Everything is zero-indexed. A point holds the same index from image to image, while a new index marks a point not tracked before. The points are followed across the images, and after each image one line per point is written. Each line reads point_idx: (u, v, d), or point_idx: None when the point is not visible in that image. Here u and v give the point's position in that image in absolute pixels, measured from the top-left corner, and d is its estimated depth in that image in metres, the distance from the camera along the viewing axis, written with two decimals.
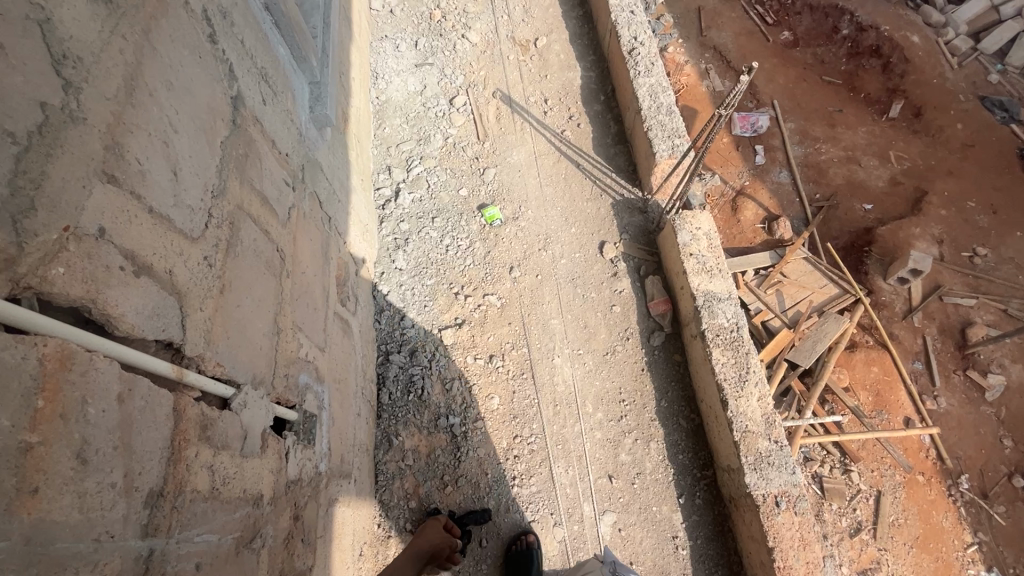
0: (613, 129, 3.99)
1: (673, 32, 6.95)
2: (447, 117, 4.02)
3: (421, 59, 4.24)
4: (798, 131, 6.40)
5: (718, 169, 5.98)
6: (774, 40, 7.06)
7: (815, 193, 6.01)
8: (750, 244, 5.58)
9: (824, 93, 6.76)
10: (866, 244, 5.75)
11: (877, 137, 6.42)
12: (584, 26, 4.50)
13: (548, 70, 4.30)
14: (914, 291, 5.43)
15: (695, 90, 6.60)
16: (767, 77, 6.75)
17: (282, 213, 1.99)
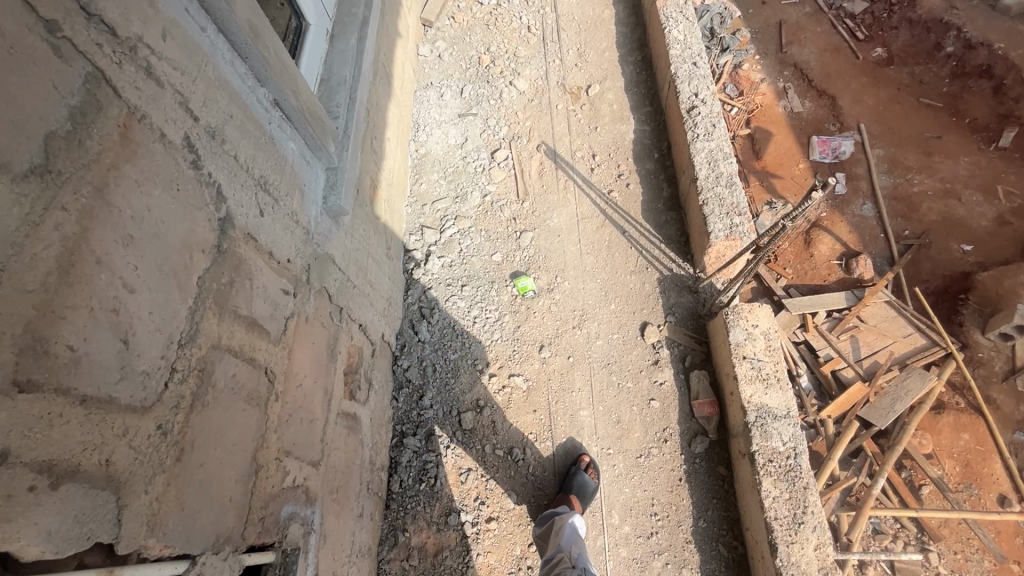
0: (665, 192, 3.62)
1: (749, 47, 6.48)
2: (486, 173, 3.81)
3: (465, 108, 4.06)
4: (886, 159, 5.81)
5: (792, 197, 5.58)
6: (865, 57, 6.40)
7: (904, 229, 5.43)
8: (824, 282, 5.13)
9: (921, 117, 6.05)
10: (962, 290, 5.15)
11: (982, 168, 5.73)
12: (642, 74, 4.15)
13: (599, 121, 4.00)
14: (1019, 350, 4.76)
15: (771, 110, 6.09)
16: (853, 98, 6.17)
17: (275, 330, 1.84)
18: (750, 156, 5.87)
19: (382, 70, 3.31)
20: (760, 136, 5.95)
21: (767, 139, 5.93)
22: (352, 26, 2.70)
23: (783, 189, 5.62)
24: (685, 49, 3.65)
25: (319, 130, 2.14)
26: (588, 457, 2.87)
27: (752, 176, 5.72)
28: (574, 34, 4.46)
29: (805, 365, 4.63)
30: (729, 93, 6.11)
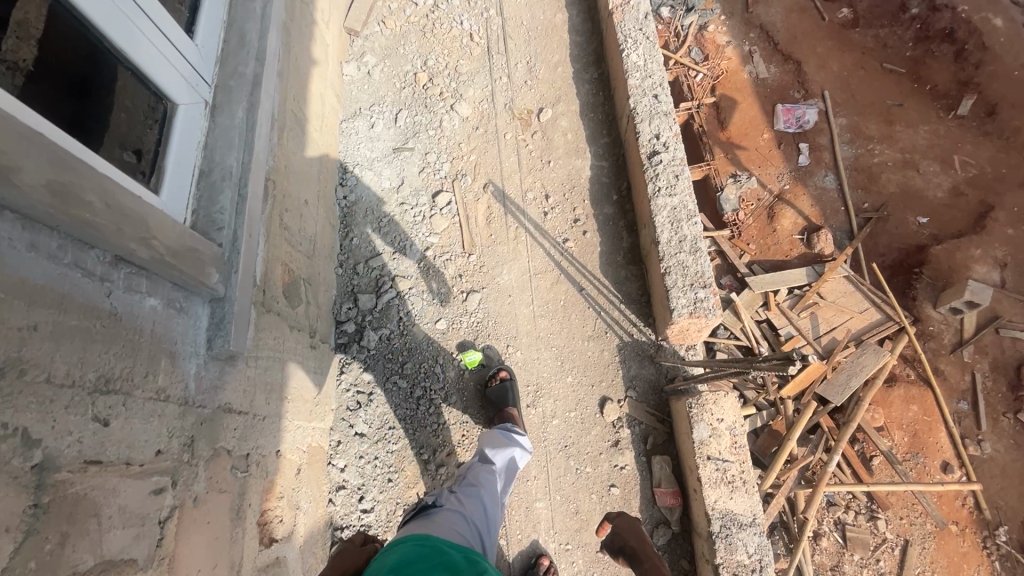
0: (625, 242, 3.30)
1: (715, 6, 5.99)
2: (426, 221, 3.38)
3: (400, 141, 3.58)
4: (849, 127, 5.63)
5: (755, 169, 5.39)
6: (831, 19, 6.07)
7: (864, 201, 5.36)
8: (785, 258, 5.10)
9: (883, 83, 5.87)
10: (917, 264, 5.18)
11: (940, 138, 5.63)
12: (599, 96, 3.71)
13: (552, 154, 3.58)
14: (967, 323, 4.89)
15: (736, 76, 5.74)
16: (818, 64, 5.88)
17: (145, 551, 1.47)
18: (714, 126, 5.57)
19: (291, 95, 2.78)
20: (725, 105, 5.61)
21: (732, 108, 5.60)
22: (237, 92, 2.19)
23: (748, 161, 5.42)
24: (645, 78, 3.23)
25: (193, 270, 1.71)
26: (549, 556, 2.70)
27: (717, 148, 5.43)
28: (523, 44, 3.95)
29: (767, 343, 4.61)
30: (693, 58, 5.69)
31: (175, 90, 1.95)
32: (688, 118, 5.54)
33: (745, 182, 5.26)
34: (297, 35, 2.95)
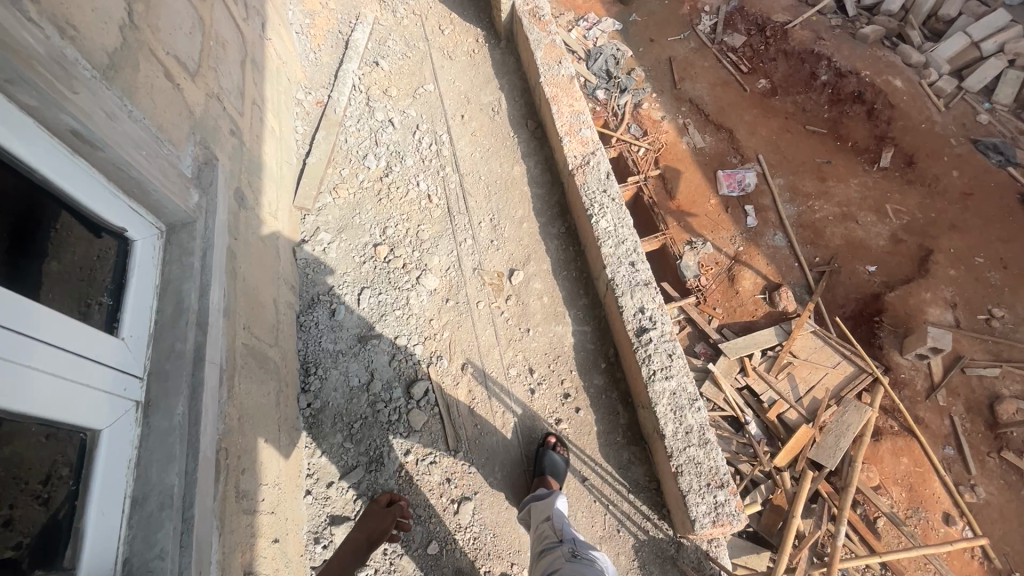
0: (622, 417, 3.09)
1: (646, 86, 6.40)
2: (403, 420, 3.04)
3: (366, 326, 3.30)
4: (787, 186, 5.82)
5: (709, 234, 5.52)
6: (752, 89, 6.43)
7: (814, 255, 5.47)
8: (753, 318, 5.15)
9: (809, 144, 6.12)
10: (875, 312, 5.17)
11: (871, 189, 5.81)
12: (570, 250, 3.59)
13: (530, 321, 3.38)
14: (935, 365, 4.83)
15: (675, 148, 5.97)
16: (748, 131, 6.13)
17: None
18: (664, 196, 5.70)
19: (241, 324, 2.51)
20: (670, 176, 5.80)
21: (677, 178, 5.80)
22: (174, 376, 1.88)
23: (699, 227, 5.56)
24: (618, 245, 3.13)
25: None
26: None
27: (670, 218, 5.57)
28: (485, 201, 3.84)
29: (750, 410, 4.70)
30: (633, 134, 5.99)
31: (94, 415, 1.61)
32: (637, 191, 5.69)
33: (701, 249, 5.38)
34: (242, 250, 2.67)
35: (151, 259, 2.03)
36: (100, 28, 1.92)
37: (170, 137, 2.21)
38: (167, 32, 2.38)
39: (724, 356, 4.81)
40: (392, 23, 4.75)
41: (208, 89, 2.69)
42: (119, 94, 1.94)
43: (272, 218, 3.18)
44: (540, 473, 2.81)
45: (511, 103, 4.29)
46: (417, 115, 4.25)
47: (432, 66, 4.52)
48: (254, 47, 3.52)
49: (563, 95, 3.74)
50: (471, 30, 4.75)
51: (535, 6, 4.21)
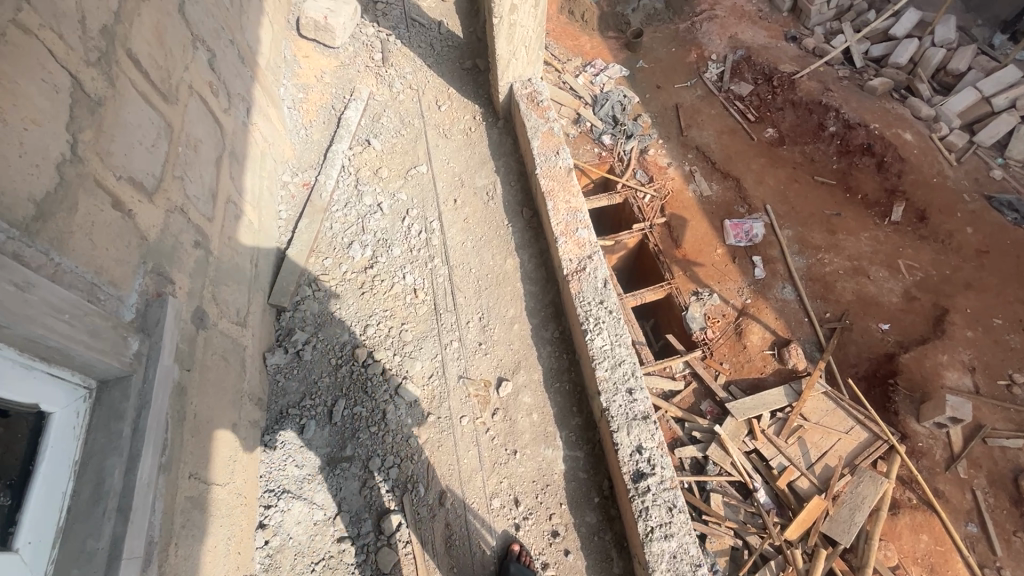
0: (615, 564, 2.81)
1: (653, 131, 6.25)
2: (370, 560, 2.73)
3: (337, 447, 3.01)
4: (796, 238, 5.51)
5: (716, 285, 5.23)
6: (759, 137, 6.21)
7: (825, 310, 5.11)
8: (761, 375, 4.78)
9: (818, 195, 5.81)
10: (890, 374, 4.75)
11: (882, 243, 5.48)
12: (563, 359, 3.33)
13: (517, 442, 3.08)
14: (954, 435, 4.41)
15: (681, 196, 5.75)
16: (756, 180, 5.88)
17: None
18: (670, 245, 5.45)
19: (187, 471, 2.24)
20: (676, 224, 5.56)
21: (683, 226, 5.55)
22: None
23: (707, 277, 5.26)
24: (615, 367, 2.85)
25: None
26: None
27: (675, 267, 5.32)
28: (475, 297, 3.60)
29: (759, 476, 4.28)
30: (639, 180, 5.81)
31: None
32: (642, 238, 5.50)
33: (708, 299, 5.10)
34: (197, 382, 2.42)
35: (71, 431, 1.78)
36: (25, 175, 1.71)
37: (110, 278, 1.98)
38: (122, 152, 2.19)
39: (732, 417, 4.43)
40: (388, 97, 4.62)
41: (169, 203, 2.48)
42: (44, 249, 1.72)
43: (241, 328, 2.94)
44: None
45: (506, 188, 4.09)
46: (408, 199, 4.05)
47: (427, 145, 4.36)
48: (234, 137, 3.36)
49: (560, 190, 3.53)
50: (468, 106, 4.61)
51: (534, 91, 4.00)
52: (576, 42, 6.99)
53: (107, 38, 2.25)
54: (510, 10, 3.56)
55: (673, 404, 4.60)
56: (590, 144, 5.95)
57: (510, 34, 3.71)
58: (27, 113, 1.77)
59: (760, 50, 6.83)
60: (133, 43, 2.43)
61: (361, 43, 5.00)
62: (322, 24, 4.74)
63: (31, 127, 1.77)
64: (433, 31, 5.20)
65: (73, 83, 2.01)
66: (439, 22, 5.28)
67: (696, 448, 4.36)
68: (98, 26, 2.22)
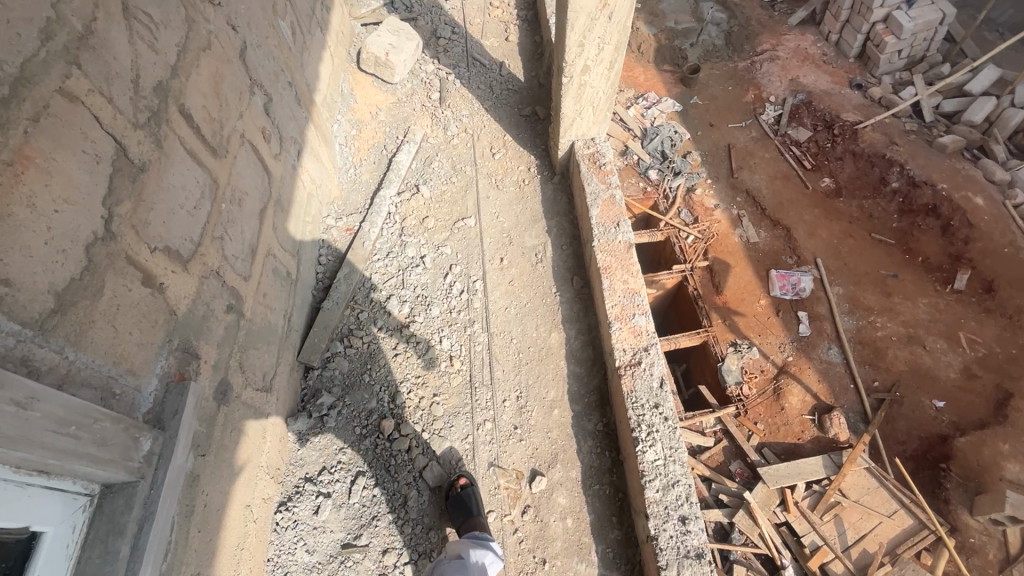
0: None
1: (701, 171, 5.86)
2: None
3: (354, 531, 2.80)
4: (847, 296, 5.09)
5: (756, 337, 4.87)
6: (814, 187, 5.76)
7: (874, 378, 4.69)
8: (798, 441, 4.44)
9: (873, 252, 5.35)
10: (942, 458, 4.33)
11: (942, 312, 4.98)
12: (605, 458, 3.03)
13: (547, 549, 2.81)
14: (1012, 535, 3.95)
15: (727, 240, 5.39)
16: (808, 231, 5.46)
17: None
18: (710, 291, 5.13)
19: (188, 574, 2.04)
20: (719, 269, 5.22)
21: (726, 273, 5.20)
22: None
23: (746, 328, 4.91)
24: (668, 488, 2.55)
25: None
26: None
27: (713, 313, 5.00)
28: (513, 372, 3.34)
29: (788, 553, 3.97)
30: (683, 220, 5.48)
31: None
32: (681, 280, 5.21)
33: (746, 352, 4.76)
34: (211, 467, 2.23)
35: (63, 552, 1.58)
36: (47, 264, 1.54)
37: (128, 366, 1.80)
38: (160, 218, 2.04)
39: (763, 485, 4.13)
40: (442, 140, 4.45)
41: (204, 269, 2.31)
42: (58, 346, 1.54)
43: (266, 395, 2.76)
44: None
45: (557, 251, 3.83)
46: (453, 254, 3.84)
47: (477, 196, 4.15)
48: (281, 184, 3.21)
49: (618, 267, 3.24)
50: (524, 156, 4.39)
51: (596, 151, 3.75)
52: (630, 72, 6.69)
53: (160, 95, 2.12)
54: (582, 71, 3.31)
55: (701, 460, 4.35)
56: (636, 177, 5.66)
57: (578, 93, 3.46)
58: (62, 191, 1.61)
59: (821, 96, 6.40)
60: (187, 96, 2.29)
61: (420, 81, 4.86)
62: (382, 60, 4.64)
63: (63, 207, 1.61)
64: (494, 72, 5.05)
65: (116, 148, 1.86)
66: (501, 63, 5.14)
67: (721, 512, 4.09)
68: (152, 83, 2.09)
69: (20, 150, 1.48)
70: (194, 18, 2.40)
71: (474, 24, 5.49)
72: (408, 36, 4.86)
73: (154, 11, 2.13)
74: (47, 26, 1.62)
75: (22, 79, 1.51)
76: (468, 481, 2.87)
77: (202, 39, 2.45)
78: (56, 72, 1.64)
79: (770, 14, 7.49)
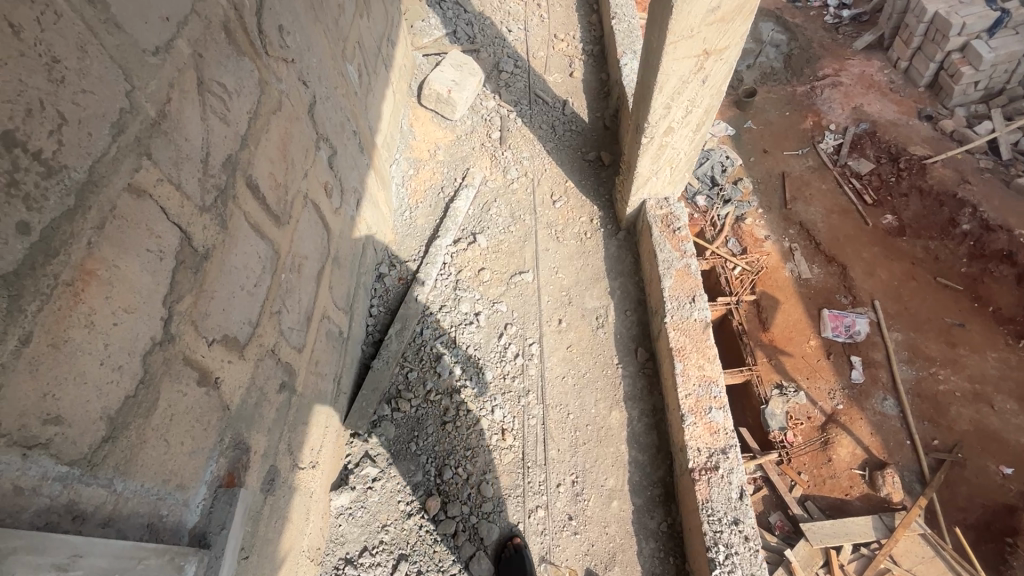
0: None
1: (752, 199, 6.32)
2: None
3: None
4: (905, 344, 5.47)
5: (803, 381, 5.31)
6: (875, 223, 6.16)
7: (933, 436, 5.03)
8: (846, 496, 4.84)
9: (939, 300, 5.71)
10: (1007, 530, 4.60)
11: (1011, 365, 5.31)
12: (670, 565, 2.82)
13: None
14: None
15: (776, 273, 5.83)
16: (865, 270, 5.88)
17: None
18: (756, 326, 5.60)
19: None
20: (767, 304, 5.67)
21: (774, 308, 5.66)
22: None
23: (794, 370, 5.36)
24: None
25: None
26: None
27: (760, 352, 5.45)
28: (568, 452, 3.11)
29: None
30: (730, 249, 5.97)
31: None
32: (727, 312, 5.68)
33: (792, 397, 5.19)
34: (255, 567, 2.05)
35: None
36: (101, 387, 1.39)
37: (178, 480, 1.65)
38: (220, 306, 1.89)
39: (807, 542, 4.58)
40: (501, 184, 4.25)
41: (261, 350, 2.17)
42: (106, 480, 1.39)
43: (312, 472, 2.60)
44: None
45: (621, 316, 3.57)
46: (509, 311, 3.64)
47: (536, 248, 3.92)
48: (340, 238, 3.06)
49: (692, 349, 2.96)
50: (587, 206, 4.14)
51: (670, 213, 3.48)
52: None
53: (228, 170, 1.98)
54: (664, 132, 3.05)
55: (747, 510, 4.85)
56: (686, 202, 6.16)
57: (657, 154, 3.19)
58: (122, 300, 1.47)
59: (887, 126, 6.78)
60: (255, 166, 2.16)
61: (480, 118, 4.68)
62: (445, 97, 4.48)
63: (123, 317, 1.47)
64: (557, 110, 4.82)
65: (181, 238, 1.72)
66: (564, 101, 4.90)
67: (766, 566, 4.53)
68: (221, 158, 1.95)
69: (82, 266, 1.34)
70: (267, 79, 2.28)
71: (537, 57, 5.30)
72: (471, 71, 4.72)
73: (228, 80, 2.00)
74: (119, 119, 1.47)
75: (89, 184, 1.37)
76: (521, 543, 2.82)
77: (273, 101, 2.32)
78: (125, 167, 1.49)
79: (833, 37, 8.04)
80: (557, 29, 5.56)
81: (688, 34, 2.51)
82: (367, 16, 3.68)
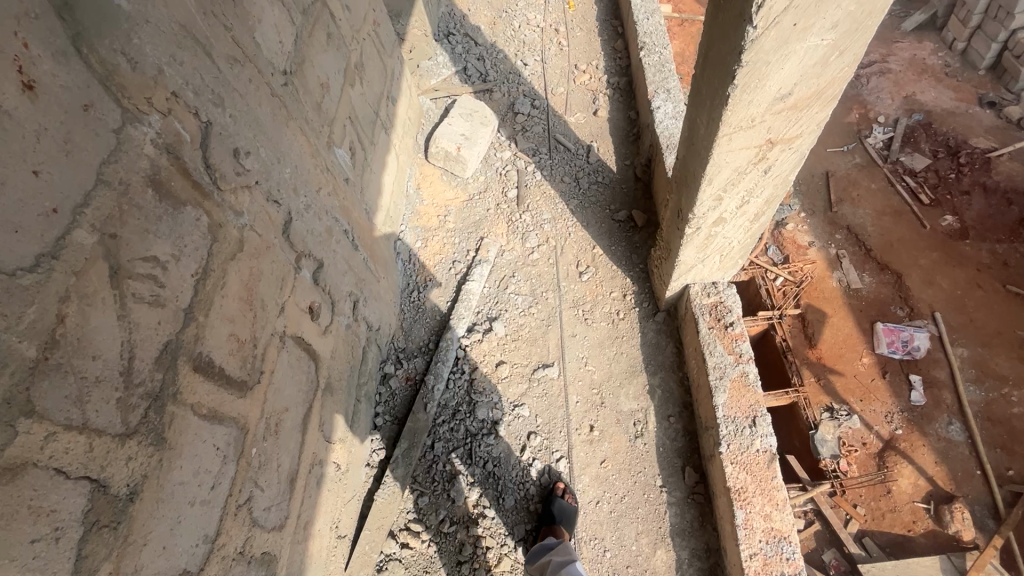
0: None
1: (794, 201, 5.61)
2: None
3: None
4: (972, 361, 4.76)
5: (856, 402, 4.64)
6: (933, 226, 5.36)
7: (1008, 466, 4.37)
8: (908, 533, 4.22)
9: (1011, 310, 4.95)
10: None
11: None
12: None
13: None
14: None
15: (823, 284, 5.12)
16: (925, 279, 5.12)
17: None
18: (801, 341, 4.90)
19: None
20: (813, 317, 4.98)
21: (821, 323, 4.96)
22: None
23: (845, 391, 4.68)
24: None
25: None
26: None
27: (807, 370, 4.77)
28: None
29: None
30: (770, 257, 5.29)
31: None
32: (767, 327, 4.95)
33: (846, 422, 4.52)
34: None
35: None
36: None
37: None
38: (158, 545, 1.50)
39: None
40: (519, 255, 3.75)
41: (224, 562, 1.78)
42: None
43: None
44: (550, 521, 2.75)
45: (662, 425, 3.09)
46: (532, 417, 3.15)
47: (561, 334, 3.42)
48: (332, 360, 2.64)
49: (755, 492, 2.46)
50: (620, 280, 3.61)
51: (720, 302, 2.91)
52: None
53: (165, 363, 1.56)
54: (714, 223, 2.50)
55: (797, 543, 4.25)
56: None
57: (704, 244, 2.65)
58: None
59: (944, 116, 6.01)
60: (206, 338, 1.73)
61: (494, 172, 4.17)
62: (453, 154, 4.01)
63: None
64: (581, 158, 4.27)
65: (91, 492, 1.32)
66: (588, 146, 4.35)
67: None
68: (154, 353, 1.53)
69: None
70: (222, 220, 1.84)
71: (557, 93, 4.75)
72: (482, 120, 4.21)
73: (161, 247, 1.57)
74: None
75: None
76: None
77: (232, 244, 1.89)
78: None
79: None
80: (578, 59, 4.99)
81: (747, 125, 1.95)
82: (359, 82, 3.22)
